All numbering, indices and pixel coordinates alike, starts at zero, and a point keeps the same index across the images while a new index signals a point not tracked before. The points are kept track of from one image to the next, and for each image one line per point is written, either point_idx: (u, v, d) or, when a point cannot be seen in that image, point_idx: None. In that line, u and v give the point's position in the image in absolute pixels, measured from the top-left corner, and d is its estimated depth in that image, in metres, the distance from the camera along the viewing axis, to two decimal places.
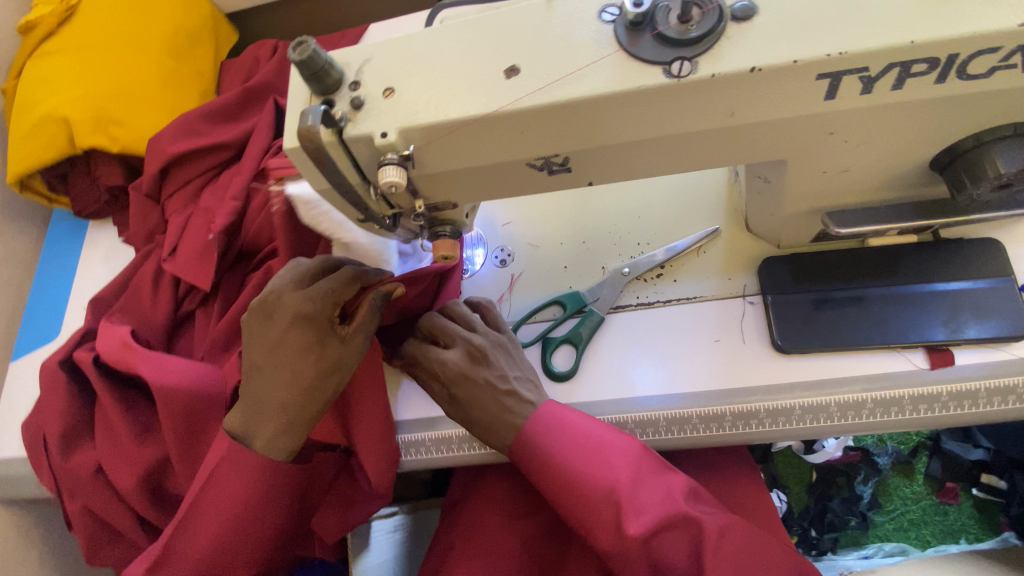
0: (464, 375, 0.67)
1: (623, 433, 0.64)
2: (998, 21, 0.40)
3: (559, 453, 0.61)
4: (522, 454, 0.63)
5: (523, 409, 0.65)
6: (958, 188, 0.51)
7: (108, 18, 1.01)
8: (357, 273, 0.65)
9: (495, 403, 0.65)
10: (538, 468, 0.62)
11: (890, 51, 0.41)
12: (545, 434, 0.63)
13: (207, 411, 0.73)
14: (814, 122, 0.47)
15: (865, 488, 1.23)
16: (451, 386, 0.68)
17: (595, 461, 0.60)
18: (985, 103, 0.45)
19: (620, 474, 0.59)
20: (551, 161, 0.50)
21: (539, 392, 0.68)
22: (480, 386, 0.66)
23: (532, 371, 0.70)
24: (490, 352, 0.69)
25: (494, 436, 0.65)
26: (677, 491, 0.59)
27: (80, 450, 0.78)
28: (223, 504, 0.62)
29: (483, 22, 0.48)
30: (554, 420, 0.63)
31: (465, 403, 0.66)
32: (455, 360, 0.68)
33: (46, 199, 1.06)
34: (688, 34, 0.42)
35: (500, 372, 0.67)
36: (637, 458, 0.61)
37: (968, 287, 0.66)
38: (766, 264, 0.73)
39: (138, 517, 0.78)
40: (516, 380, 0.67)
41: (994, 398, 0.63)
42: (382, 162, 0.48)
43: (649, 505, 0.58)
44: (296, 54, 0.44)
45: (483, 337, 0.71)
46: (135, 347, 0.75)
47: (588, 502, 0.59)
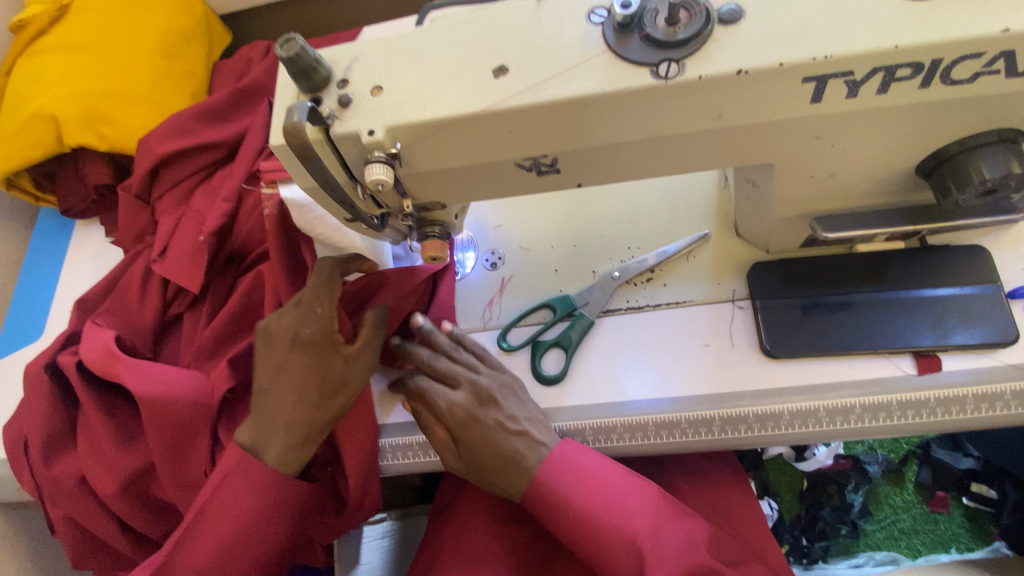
0: (473, 418, 0.65)
1: (638, 475, 0.64)
2: (980, 28, 0.40)
3: (580, 499, 0.60)
4: (538, 498, 0.62)
5: (537, 453, 0.63)
6: (943, 193, 0.52)
7: (101, 18, 1.00)
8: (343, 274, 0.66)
9: (506, 446, 0.63)
10: (557, 512, 0.61)
11: (875, 55, 0.41)
12: (564, 479, 0.61)
13: (193, 421, 0.72)
14: (801, 126, 0.47)
15: (856, 496, 1.23)
16: (458, 430, 0.65)
17: (616, 508, 0.60)
18: (969, 109, 0.46)
19: (641, 523, 0.59)
20: (540, 162, 0.50)
21: (550, 433, 0.66)
22: (490, 428, 0.64)
23: (539, 409, 0.68)
24: (498, 393, 0.67)
25: (507, 479, 0.63)
26: (699, 538, 0.61)
27: (63, 457, 0.77)
28: (228, 515, 0.61)
29: (472, 22, 0.48)
30: (567, 463, 0.62)
31: (473, 446, 0.64)
32: (461, 402, 0.66)
33: (33, 198, 1.05)
34: (675, 36, 0.42)
35: (510, 412, 0.65)
36: (656, 506, 0.61)
37: (955, 293, 0.66)
38: (755, 269, 0.73)
39: (120, 525, 0.77)
40: (527, 420, 0.65)
41: (982, 404, 0.63)
42: (369, 160, 0.47)
43: (669, 553, 0.58)
44: (283, 51, 0.44)
45: (489, 377, 0.69)
46: (120, 357, 0.73)
47: (610, 551, 0.59)
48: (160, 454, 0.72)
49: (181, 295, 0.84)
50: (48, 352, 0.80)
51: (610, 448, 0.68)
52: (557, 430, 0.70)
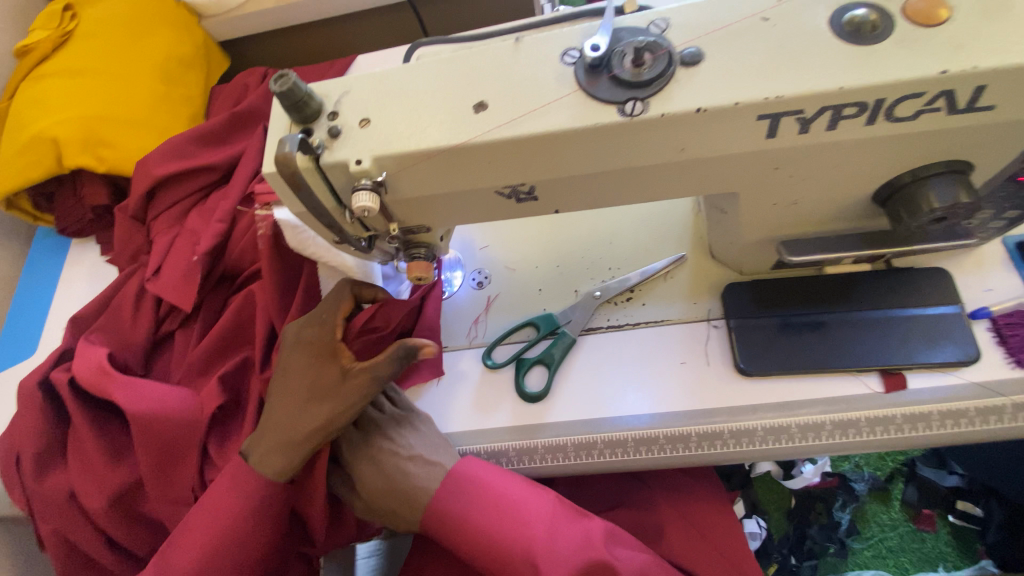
0: (366, 453, 0.72)
1: (539, 486, 0.68)
2: (918, 70, 0.44)
3: (472, 513, 0.64)
4: (434, 521, 0.66)
5: (432, 473, 0.68)
6: (897, 221, 0.55)
7: (102, 45, 1.04)
8: (349, 287, 0.71)
9: (397, 471, 0.69)
10: (453, 529, 0.64)
11: (822, 96, 0.45)
12: (459, 497, 0.65)
13: (183, 437, 0.74)
14: (760, 158, 0.50)
15: (844, 514, 1.25)
16: (356, 465, 0.72)
17: (510, 517, 0.63)
18: (917, 142, 0.49)
19: (537, 527, 0.63)
20: (519, 190, 0.54)
21: (447, 453, 0.70)
22: (381, 458, 0.70)
23: (439, 436, 0.72)
24: (392, 427, 0.73)
25: (401, 504, 0.68)
26: (596, 535, 0.63)
27: (53, 473, 0.78)
28: (214, 512, 0.66)
29: (454, 60, 0.51)
30: (463, 481, 0.66)
31: (368, 478, 0.70)
32: (356, 441, 0.73)
33: (30, 217, 1.07)
34: (640, 77, 0.46)
35: (402, 442, 0.71)
36: (553, 511, 0.65)
37: (920, 314, 0.70)
38: (729, 290, 0.76)
39: (107, 542, 0.78)
40: (421, 446, 0.70)
41: (946, 420, 0.66)
42: (356, 187, 0.50)
43: (568, 553, 0.61)
44: (277, 85, 0.48)
45: (387, 415, 0.75)
46: (111, 374, 0.75)
47: (506, 560, 0.62)
48: (150, 469, 0.73)
49: (174, 312, 0.86)
50: (41, 369, 0.81)
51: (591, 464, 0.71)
52: (539, 446, 0.72)
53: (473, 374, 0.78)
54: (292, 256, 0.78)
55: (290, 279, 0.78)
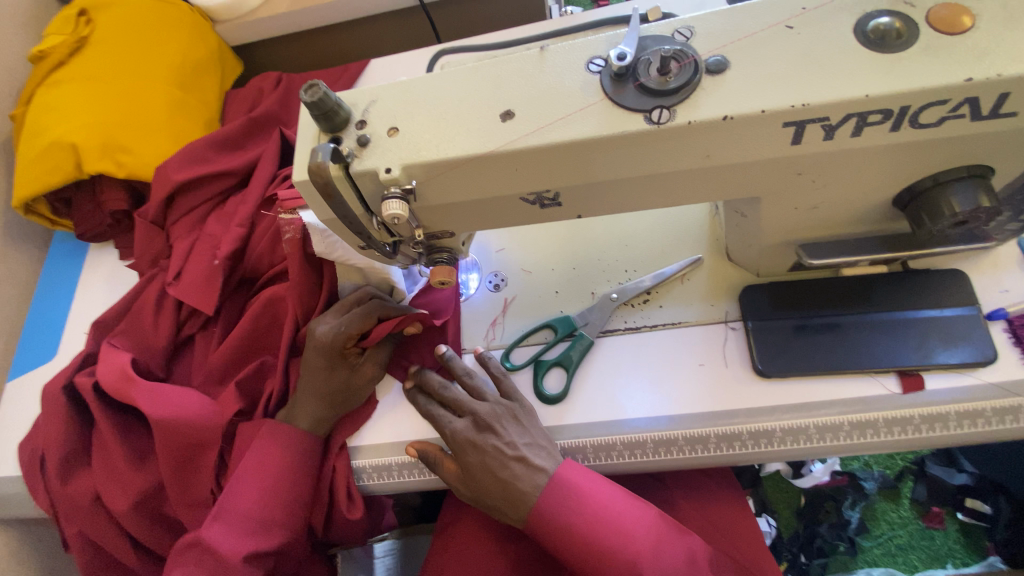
0: (472, 445, 0.68)
1: (638, 498, 0.66)
2: (944, 78, 0.44)
3: (578, 524, 0.62)
4: (538, 527, 0.63)
5: (537, 478, 0.64)
6: (918, 225, 0.56)
7: (118, 50, 1.05)
8: (377, 308, 0.75)
9: (503, 469, 0.65)
10: (558, 539, 0.62)
11: (848, 103, 0.45)
12: (564, 506, 0.63)
13: (203, 443, 0.75)
14: (783, 164, 0.51)
15: (853, 513, 1.25)
16: (460, 456, 0.68)
17: (616, 531, 0.61)
18: (940, 147, 0.50)
19: (643, 544, 0.61)
20: (543, 196, 0.55)
21: (552, 457, 0.67)
22: (487, 454, 0.67)
23: (544, 434, 0.69)
24: (497, 421, 0.69)
25: (509, 506, 0.65)
26: (700, 552, 0.63)
27: (78, 476, 0.79)
28: (265, 464, 0.72)
29: (481, 69, 0.52)
30: (567, 491, 0.63)
31: (475, 472, 0.67)
32: (460, 429, 0.69)
33: (48, 222, 1.08)
34: (667, 85, 0.47)
35: (509, 440, 0.67)
36: (656, 527, 0.63)
37: (938, 315, 0.70)
38: (746, 292, 0.77)
39: (131, 542, 0.79)
40: (526, 446, 0.67)
41: (963, 421, 0.66)
42: (386, 195, 0.51)
43: (672, 568, 0.60)
44: (307, 96, 0.48)
45: (492, 405, 0.71)
46: (136, 380, 0.76)
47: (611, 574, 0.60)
48: (172, 471, 0.75)
49: (194, 316, 0.87)
50: (65, 372, 0.82)
51: (607, 465, 0.72)
52: (559, 447, 0.73)
53: None
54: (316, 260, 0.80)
55: (313, 281, 0.79)
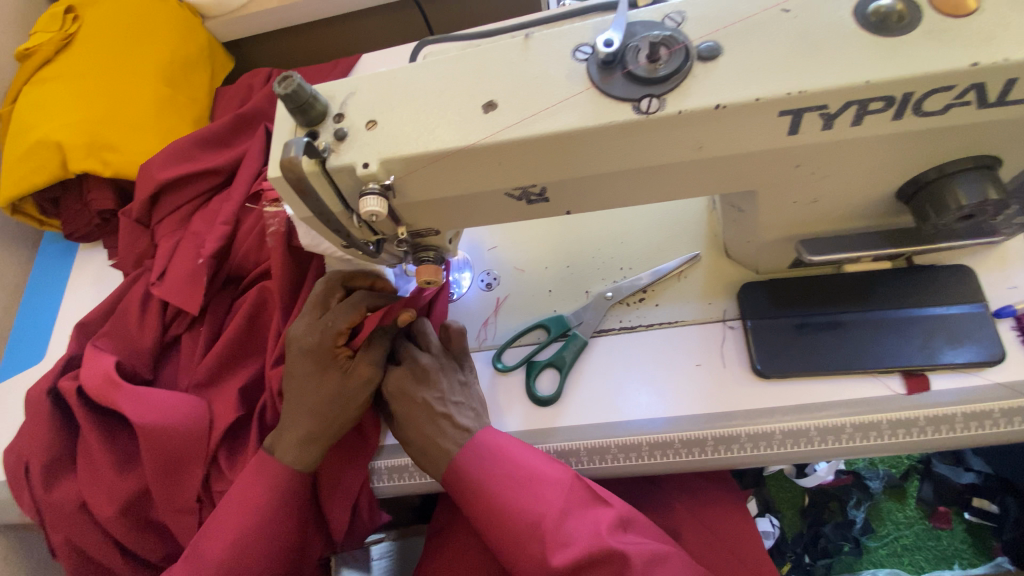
0: (403, 393, 0.70)
1: (557, 463, 0.65)
2: (950, 62, 0.42)
3: (485, 482, 0.63)
4: (453, 480, 0.65)
5: (459, 436, 0.67)
6: (923, 219, 0.53)
7: (103, 46, 1.03)
8: (365, 299, 0.70)
9: (429, 423, 0.68)
10: (468, 495, 0.64)
11: (848, 90, 0.43)
12: (479, 462, 0.65)
13: (191, 449, 0.74)
14: (780, 155, 0.49)
15: (858, 512, 1.22)
16: (391, 401, 0.71)
17: (524, 491, 0.62)
18: (945, 137, 0.47)
19: (549, 507, 0.60)
20: (530, 191, 0.52)
21: (479, 420, 0.69)
22: (416, 405, 0.69)
23: (478, 398, 0.71)
24: (436, 374, 0.71)
25: (425, 457, 0.68)
26: (606, 522, 0.60)
27: (63, 482, 0.77)
28: (240, 508, 0.67)
29: (463, 59, 0.50)
30: (482, 448, 0.65)
31: (402, 419, 0.69)
32: (397, 376, 0.72)
33: (36, 222, 1.07)
34: (657, 73, 0.44)
35: (442, 394, 0.70)
36: (568, 491, 0.62)
37: (943, 313, 0.67)
38: (744, 289, 0.75)
39: (119, 548, 0.77)
40: (456, 405, 0.69)
41: (971, 422, 0.64)
42: (364, 191, 0.49)
43: (575, 533, 0.59)
44: (281, 87, 0.46)
45: (433, 359, 0.73)
46: (120, 385, 0.74)
47: (514, 533, 0.60)
48: (156, 478, 0.73)
49: (180, 316, 0.86)
50: (48, 376, 0.81)
51: (604, 469, 0.69)
52: (551, 450, 0.71)
53: (484, 377, 0.77)
54: (303, 254, 0.78)
55: (299, 276, 0.78)
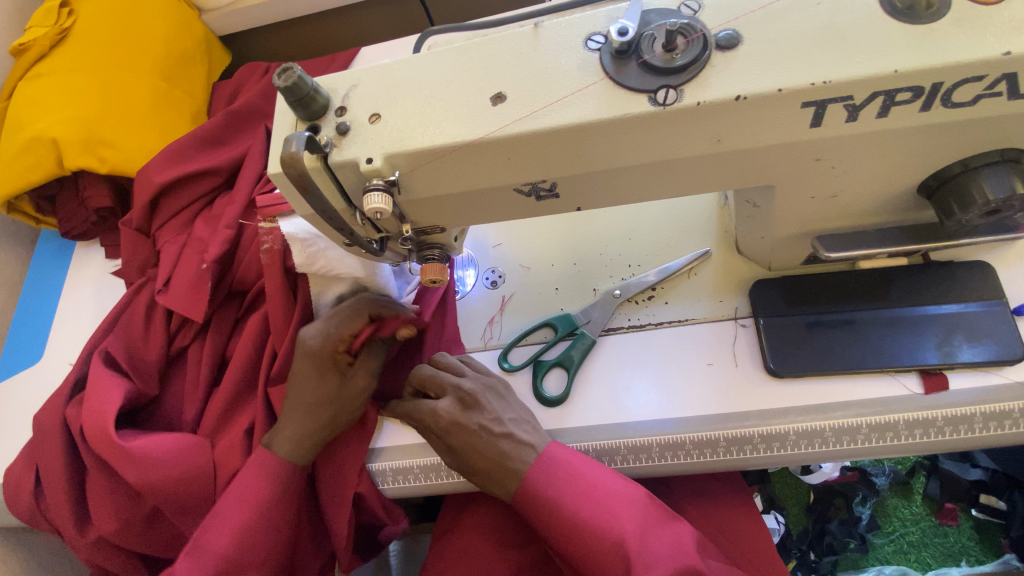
0: (457, 424, 0.65)
1: (628, 479, 0.63)
2: (982, 51, 0.40)
3: (562, 500, 0.61)
4: (531, 506, 0.62)
5: (527, 454, 0.64)
6: (946, 214, 0.51)
7: (97, 39, 1.00)
8: (368, 306, 0.70)
9: (490, 446, 0.64)
10: (545, 515, 0.61)
11: (875, 80, 0.41)
12: (550, 480, 0.62)
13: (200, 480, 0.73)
14: (801, 149, 0.47)
15: (864, 509, 1.20)
16: (443, 437, 0.66)
17: (602, 510, 0.60)
18: (972, 130, 0.45)
19: (628, 525, 0.59)
20: (539, 187, 0.50)
21: (537, 432, 0.66)
22: (474, 432, 0.64)
23: (526, 411, 0.69)
24: (479, 395, 0.67)
25: (500, 482, 0.64)
26: (687, 542, 0.58)
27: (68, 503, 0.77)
28: (243, 502, 0.66)
29: (471, 49, 0.48)
30: (555, 467, 0.63)
31: (464, 450, 0.64)
32: (445, 408, 0.66)
33: (33, 219, 1.05)
34: (673, 63, 0.42)
35: (493, 415, 0.66)
36: (643, 508, 0.60)
37: (960, 310, 0.66)
38: (756, 287, 0.73)
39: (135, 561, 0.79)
40: (512, 421, 0.66)
41: (990, 423, 0.62)
42: (368, 187, 0.47)
43: (659, 554, 0.57)
44: (281, 80, 0.44)
45: (472, 381, 0.69)
46: (122, 448, 0.70)
47: (596, 554, 0.58)
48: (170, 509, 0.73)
49: (185, 327, 0.84)
50: (56, 404, 0.79)
51: (612, 470, 0.68)
52: None
53: None
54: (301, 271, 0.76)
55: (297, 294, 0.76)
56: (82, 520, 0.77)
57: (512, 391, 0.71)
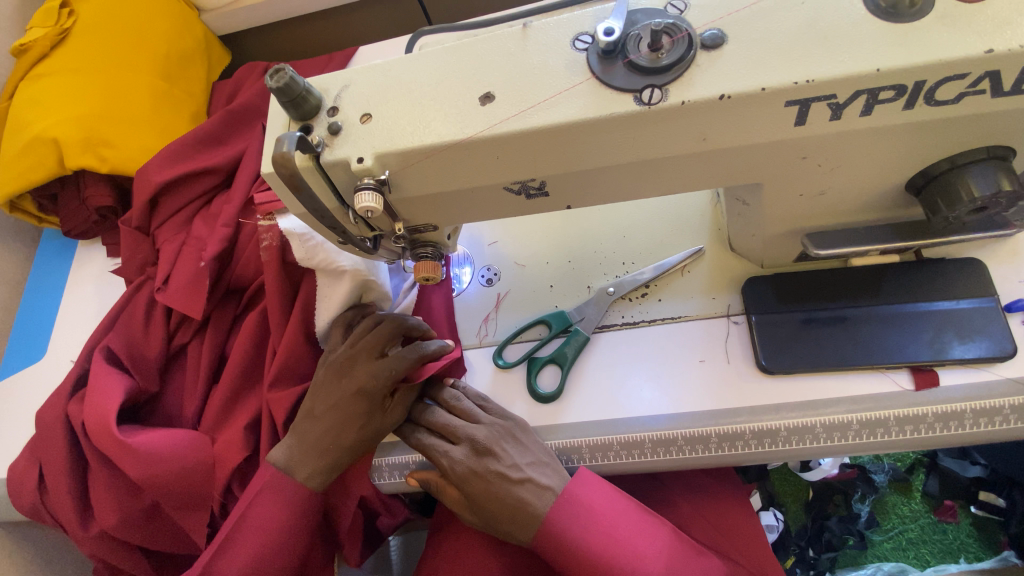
0: (473, 473, 0.65)
1: (652, 514, 0.64)
2: (963, 48, 0.40)
3: (587, 540, 0.60)
4: (551, 550, 0.61)
5: (544, 499, 0.63)
6: (933, 211, 0.51)
7: (97, 39, 1.01)
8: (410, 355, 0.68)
9: (509, 496, 0.63)
10: (568, 555, 0.60)
11: (857, 79, 0.41)
12: (576, 520, 0.61)
13: (200, 474, 0.74)
14: (787, 147, 0.47)
15: (863, 505, 1.21)
16: (462, 485, 0.66)
17: (628, 551, 0.59)
18: (957, 128, 0.46)
19: (653, 564, 0.59)
20: (529, 185, 0.51)
21: (556, 474, 0.65)
22: (490, 481, 0.64)
23: (544, 451, 0.67)
24: (496, 442, 0.66)
25: (518, 530, 0.63)
26: None
27: (68, 502, 0.78)
28: (258, 529, 0.67)
29: (460, 49, 0.48)
30: (581, 507, 0.62)
31: (481, 500, 0.64)
32: (460, 457, 0.66)
33: (35, 218, 1.06)
34: (659, 62, 0.43)
35: (509, 461, 0.65)
36: (668, 547, 0.60)
37: (952, 307, 0.66)
38: (749, 284, 0.73)
39: (139, 553, 0.81)
40: (529, 466, 0.65)
41: (981, 419, 0.62)
42: (359, 187, 0.48)
43: None
44: (273, 81, 0.45)
45: (487, 426, 0.68)
46: (122, 442, 0.72)
47: None
48: (173, 503, 0.74)
49: (185, 324, 0.85)
50: (59, 400, 0.80)
51: (605, 466, 0.68)
52: (552, 447, 0.70)
53: (484, 374, 0.77)
54: (298, 269, 0.77)
55: (294, 292, 0.77)
56: (85, 515, 0.79)
57: (533, 433, 0.69)
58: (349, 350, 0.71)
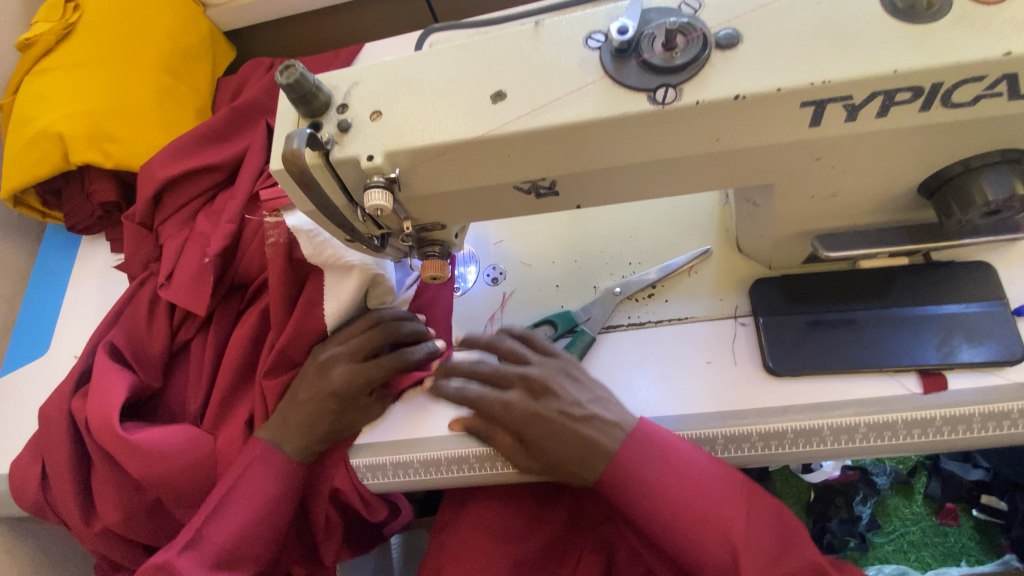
0: (532, 414, 0.63)
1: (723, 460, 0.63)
2: (981, 51, 0.40)
3: (660, 482, 0.59)
4: (621, 490, 0.60)
5: (612, 434, 0.62)
6: (946, 214, 0.51)
7: (102, 34, 1.00)
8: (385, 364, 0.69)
9: (575, 433, 0.62)
10: (641, 496, 0.59)
11: (873, 80, 0.41)
12: (649, 458, 0.60)
13: (202, 471, 0.74)
14: (801, 148, 0.47)
15: (865, 508, 1.20)
16: (520, 429, 0.63)
17: (706, 495, 0.58)
18: (973, 130, 0.45)
19: (731, 510, 0.58)
20: (539, 185, 0.51)
21: (618, 408, 0.65)
22: (552, 420, 0.62)
23: (601, 388, 0.67)
24: (552, 381, 0.65)
25: (588, 466, 0.61)
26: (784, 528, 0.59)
27: (70, 500, 0.78)
28: (247, 499, 0.68)
29: (472, 47, 0.48)
30: (653, 444, 0.61)
31: (545, 442, 0.62)
32: (517, 401, 0.64)
33: (39, 213, 1.06)
34: (673, 62, 0.43)
35: (569, 398, 0.64)
36: (744, 493, 0.60)
37: (961, 311, 0.66)
38: (756, 286, 0.73)
39: (141, 549, 0.81)
40: (590, 403, 0.64)
41: (989, 423, 0.62)
42: (368, 185, 0.47)
43: (764, 533, 0.58)
44: (284, 77, 0.45)
45: (540, 367, 0.67)
46: (125, 438, 0.72)
47: (696, 538, 0.57)
48: (174, 499, 0.74)
49: (188, 320, 0.84)
50: (62, 396, 0.80)
51: None
52: None
53: None
54: (302, 267, 0.76)
55: (299, 289, 0.76)
56: (88, 512, 0.78)
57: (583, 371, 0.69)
58: (335, 347, 0.72)
